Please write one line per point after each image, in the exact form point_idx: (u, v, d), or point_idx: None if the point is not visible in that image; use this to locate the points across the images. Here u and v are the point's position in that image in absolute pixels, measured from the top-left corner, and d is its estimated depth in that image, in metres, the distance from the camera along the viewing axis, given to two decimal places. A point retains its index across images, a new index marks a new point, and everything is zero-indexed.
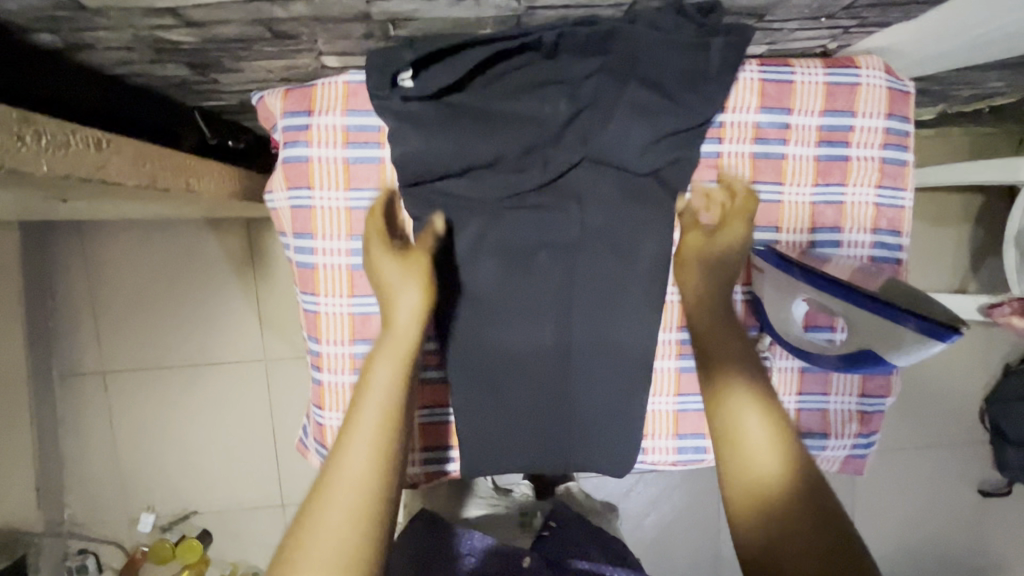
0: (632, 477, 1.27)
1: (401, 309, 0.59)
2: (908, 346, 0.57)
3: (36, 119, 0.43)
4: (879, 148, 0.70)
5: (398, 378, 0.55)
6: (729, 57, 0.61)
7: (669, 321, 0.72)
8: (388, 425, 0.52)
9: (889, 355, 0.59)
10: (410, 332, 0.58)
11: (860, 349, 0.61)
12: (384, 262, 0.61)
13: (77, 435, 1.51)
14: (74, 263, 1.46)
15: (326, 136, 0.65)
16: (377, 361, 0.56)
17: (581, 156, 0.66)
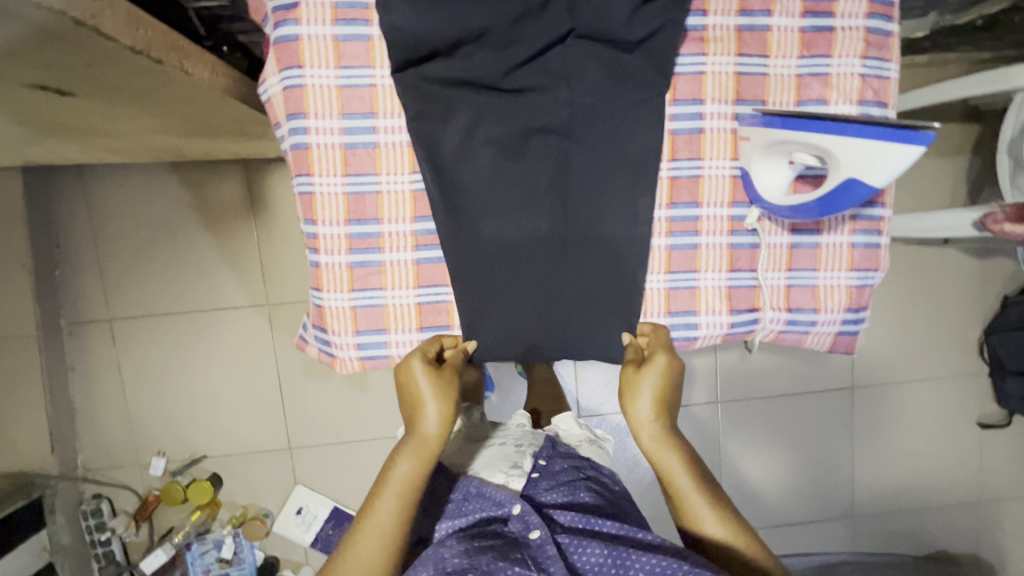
0: None
1: (430, 417, 0.70)
2: (889, 164, 0.58)
3: None
4: (863, 18, 0.70)
5: (411, 475, 0.70)
6: None
7: (660, 197, 0.73)
8: (409, 497, 0.69)
9: (873, 180, 0.59)
10: (423, 441, 0.71)
11: (845, 182, 0.61)
12: (422, 382, 0.70)
13: (87, 383, 1.55)
14: (78, 212, 1.48)
15: (315, 14, 0.66)
16: (401, 455, 0.70)
17: (569, 28, 0.66)
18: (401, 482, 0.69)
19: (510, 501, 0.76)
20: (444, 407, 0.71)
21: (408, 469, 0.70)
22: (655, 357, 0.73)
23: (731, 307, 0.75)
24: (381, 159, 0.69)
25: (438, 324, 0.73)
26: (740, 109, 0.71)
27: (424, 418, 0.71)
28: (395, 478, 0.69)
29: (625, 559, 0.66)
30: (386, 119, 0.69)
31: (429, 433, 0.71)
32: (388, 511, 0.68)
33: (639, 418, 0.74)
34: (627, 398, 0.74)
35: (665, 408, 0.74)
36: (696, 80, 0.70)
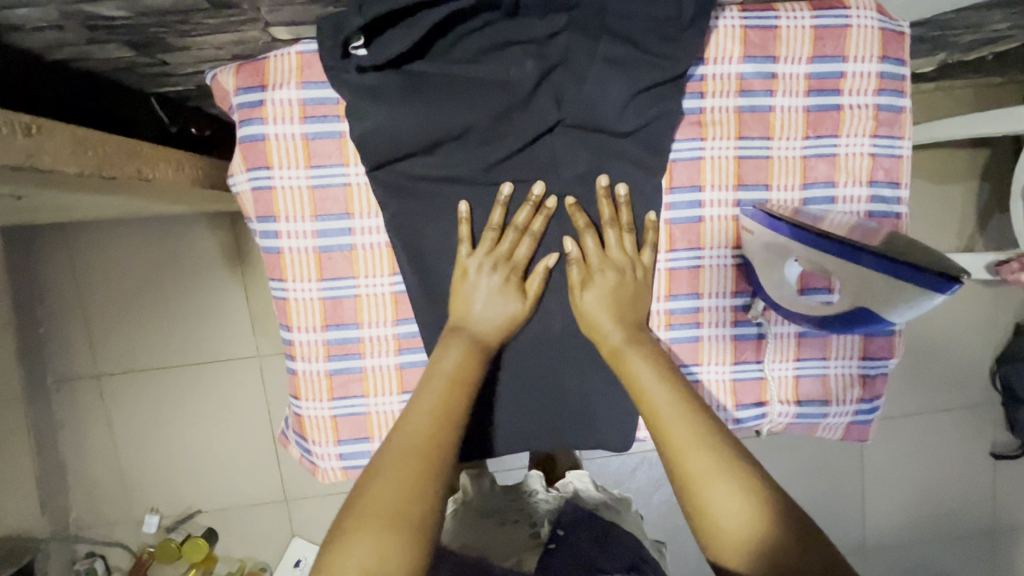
0: (637, 457, 1.25)
1: (490, 318, 0.62)
2: (906, 302, 0.53)
3: None
4: (873, 94, 0.65)
5: (458, 365, 0.59)
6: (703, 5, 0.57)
7: (659, 289, 0.68)
8: (451, 396, 0.57)
9: (886, 312, 0.56)
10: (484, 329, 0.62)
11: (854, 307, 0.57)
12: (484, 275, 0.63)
13: (76, 440, 1.51)
14: (60, 268, 1.44)
15: (283, 113, 0.61)
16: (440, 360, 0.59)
17: (557, 120, 0.61)
18: (446, 379, 0.58)
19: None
20: (506, 318, 0.63)
21: (456, 364, 0.59)
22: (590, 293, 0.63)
23: (736, 401, 0.71)
24: (358, 261, 0.65)
25: None
26: (742, 194, 0.67)
27: (484, 318, 0.62)
28: (439, 373, 0.58)
29: None
30: (362, 220, 0.64)
31: (484, 336, 0.62)
32: (426, 413, 0.55)
33: (637, 377, 0.60)
34: (600, 342, 0.63)
35: (617, 311, 0.63)
36: (694, 165, 0.66)
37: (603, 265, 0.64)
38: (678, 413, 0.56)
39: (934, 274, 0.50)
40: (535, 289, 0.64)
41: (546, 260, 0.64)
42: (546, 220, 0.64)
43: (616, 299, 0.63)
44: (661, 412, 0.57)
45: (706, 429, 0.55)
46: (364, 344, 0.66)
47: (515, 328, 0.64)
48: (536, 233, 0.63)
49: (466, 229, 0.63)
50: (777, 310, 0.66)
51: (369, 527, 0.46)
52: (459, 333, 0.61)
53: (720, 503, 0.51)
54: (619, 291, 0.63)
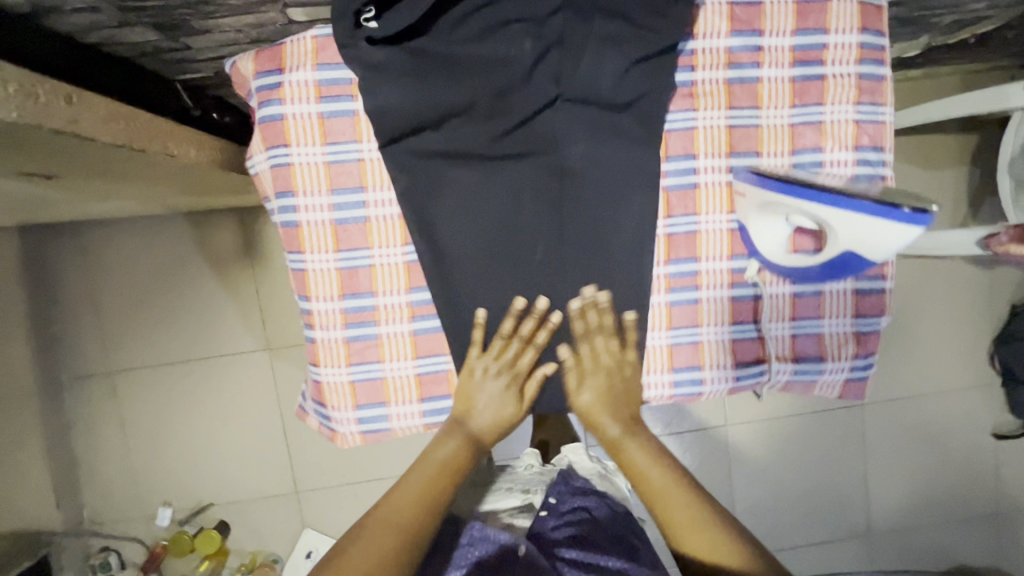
0: None
1: (487, 414, 0.70)
2: (890, 242, 0.58)
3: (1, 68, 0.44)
4: (855, 64, 0.69)
5: (448, 460, 0.70)
6: None
7: (659, 254, 0.71)
8: (441, 479, 0.70)
9: (871, 254, 0.60)
10: (480, 434, 0.71)
11: (841, 252, 0.62)
12: (484, 383, 0.69)
13: (89, 436, 1.53)
14: (74, 267, 1.48)
15: (299, 93, 0.65)
16: (441, 441, 0.71)
17: (556, 94, 0.65)
18: (437, 467, 0.70)
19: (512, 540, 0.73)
20: (502, 413, 0.71)
21: (449, 454, 0.70)
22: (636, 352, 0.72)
23: (734, 360, 0.74)
24: (373, 232, 0.68)
25: (438, 395, 0.71)
26: (734, 161, 0.70)
27: (478, 416, 0.70)
28: (434, 460, 0.71)
29: None
30: (376, 192, 0.68)
31: (478, 429, 0.71)
32: (416, 494, 0.69)
33: (635, 462, 0.75)
34: (600, 431, 0.75)
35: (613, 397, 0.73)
36: (688, 135, 0.69)
37: (594, 369, 0.71)
38: (664, 483, 0.74)
39: (910, 208, 0.56)
40: (533, 393, 0.71)
41: (528, 355, 0.70)
42: (551, 331, 0.70)
43: (612, 396, 0.73)
44: (656, 491, 0.73)
45: (699, 509, 0.72)
46: (379, 312, 0.69)
47: (510, 426, 0.72)
48: (541, 343, 0.70)
49: (533, 323, 0.69)
50: (772, 270, 0.70)
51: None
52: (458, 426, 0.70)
53: (690, 543, 0.70)
54: (613, 389, 0.72)
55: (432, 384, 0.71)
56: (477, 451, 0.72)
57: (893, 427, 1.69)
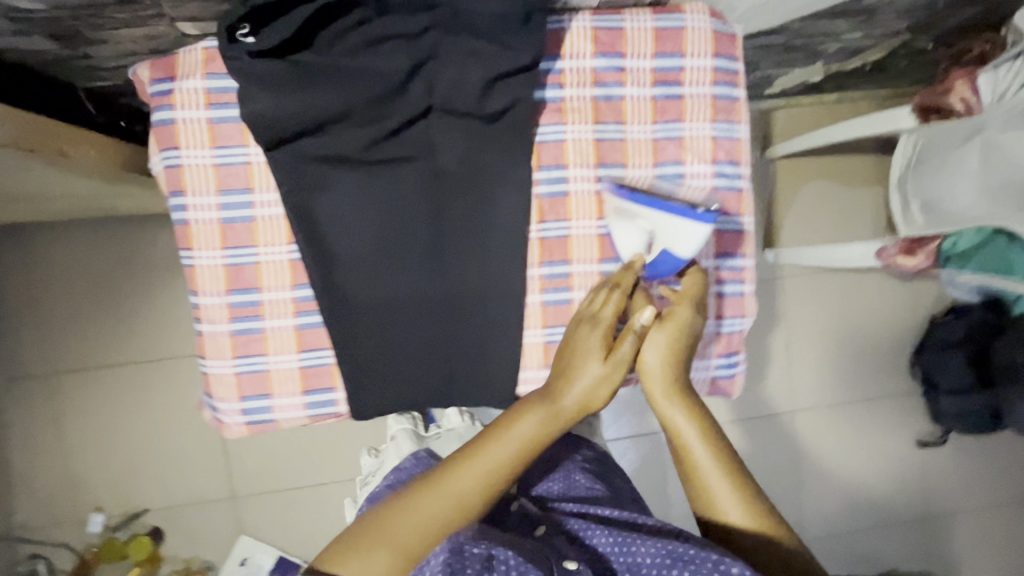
0: None
1: (575, 390, 0.66)
2: (692, 240, 0.73)
3: None
4: (710, 85, 0.76)
5: (534, 433, 0.64)
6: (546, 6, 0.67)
7: (533, 256, 0.76)
8: (525, 456, 0.64)
9: (681, 252, 0.73)
10: (569, 407, 0.65)
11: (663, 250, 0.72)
12: (588, 340, 0.68)
13: (23, 439, 1.53)
14: (14, 270, 1.49)
15: (189, 100, 0.70)
16: (529, 414, 0.65)
17: (428, 105, 0.70)
18: (522, 441, 0.64)
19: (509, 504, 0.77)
20: (597, 370, 0.66)
21: (529, 433, 0.64)
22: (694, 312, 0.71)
23: None
24: (258, 231, 0.72)
25: (322, 387, 0.75)
26: (602, 172, 0.76)
27: (567, 391, 0.66)
28: (505, 437, 0.64)
29: (630, 543, 0.62)
30: (262, 194, 0.72)
31: (564, 406, 0.65)
32: (479, 471, 0.62)
33: (672, 422, 0.68)
34: (651, 382, 0.69)
35: (680, 369, 0.68)
36: (558, 147, 0.75)
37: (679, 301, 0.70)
38: (700, 446, 0.66)
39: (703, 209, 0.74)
40: (625, 355, 0.67)
41: (641, 320, 0.67)
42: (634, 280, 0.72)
43: (672, 347, 0.68)
44: (700, 468, 0.65)
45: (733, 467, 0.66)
46: (263, 307, 0.73)
47: (604, 394, 0.68)
48: (621, 294, 0.71)
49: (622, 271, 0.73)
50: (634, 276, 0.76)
51: (378, 550, 0.58)
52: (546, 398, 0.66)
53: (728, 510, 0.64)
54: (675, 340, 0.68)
55: (316, 377, 0.75)
56: (558, 428, 0.65)
57: (823, 434, 1.74)
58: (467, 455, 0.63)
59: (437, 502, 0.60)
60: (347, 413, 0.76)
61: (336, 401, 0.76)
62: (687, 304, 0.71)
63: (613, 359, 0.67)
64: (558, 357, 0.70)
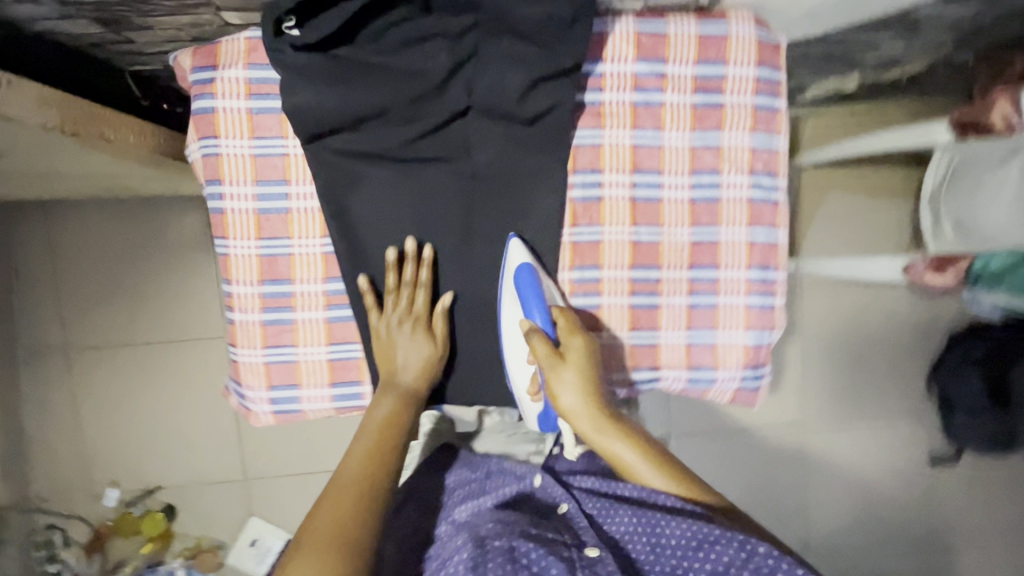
0: None
1: (410, 365, 0.73)
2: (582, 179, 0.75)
3: None
4: (751, 95, 0.75)
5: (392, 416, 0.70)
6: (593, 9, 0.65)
7: (564, 260, 0.76)
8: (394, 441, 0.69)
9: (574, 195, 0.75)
10: (410, 381, 0.73)
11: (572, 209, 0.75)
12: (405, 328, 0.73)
13: (42, 412, 1.56)
14: (38, 246, 1.51)
15: (230, 89, 0.70)
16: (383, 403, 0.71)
17: (468, 104, 0.69)
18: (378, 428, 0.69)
19: (531, 474, 0.77)
20: (425, 353, 0.74)
21: (388, 411, 0.71)
22: (568, 342, 0.72)
23: (631, 364, 0.79)
24: (293, 223, 0.73)
25: (350, 380, 0.76)
26: (637, 178, 0.75)
27: (405, 369, 0.73)
28: (371, 423, 0.70)
29: (658, 526, 0.62)
30: (298, 186, 0.72)
31: (410, 383, 0.73)
32: (360, 456, 0.67)
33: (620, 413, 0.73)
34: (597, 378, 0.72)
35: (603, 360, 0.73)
36: (595, 151, 0.74)
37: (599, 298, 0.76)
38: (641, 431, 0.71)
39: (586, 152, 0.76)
40: (442, 332, 0.75)
41: (442, 301, 0.74)
42: (432, 271, 0.74)
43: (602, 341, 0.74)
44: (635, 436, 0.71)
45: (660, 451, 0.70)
46: (297, 300, 0.74)
47: (432, 368, 0.74)
48: (426, 283, 0.73)
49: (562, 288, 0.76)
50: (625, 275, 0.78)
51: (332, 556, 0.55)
52: (389, 385, 0.72)
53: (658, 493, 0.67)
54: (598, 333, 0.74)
55: (344, 370, 0.76)
56: (417, 405, 0.73)
57: (833, 447, 1.73)
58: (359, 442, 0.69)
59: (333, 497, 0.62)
60: None
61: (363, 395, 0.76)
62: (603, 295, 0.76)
63: (437, 335, 0.74)
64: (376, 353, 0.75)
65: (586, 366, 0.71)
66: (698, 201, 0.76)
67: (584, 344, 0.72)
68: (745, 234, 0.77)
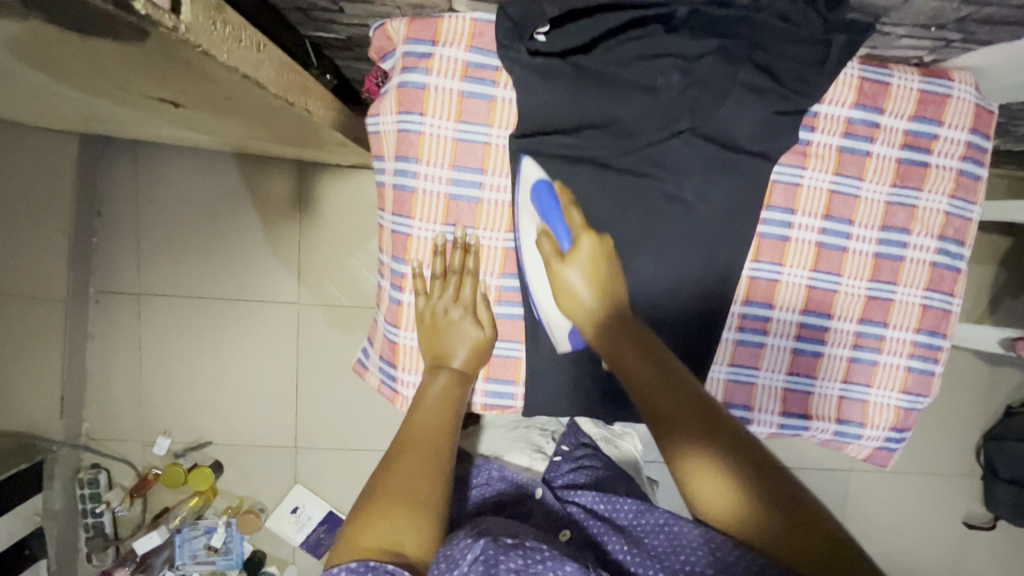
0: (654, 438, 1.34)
1: (460, 351, 0.74)
2: (769, 216, 0.75)
3: (226, 12, 0.49)
4: (958, 159, 0.75)
5: (440, 395, 0.71)
6: (847, 55, 0.68)
7: (739, 294, 0.77)
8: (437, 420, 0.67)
9: (762, 230, 0.75)
10: (461, 357, 0.74)
11: (758, 235, 0.76)
12: (459, 318, 0.75)
13: (106, 351, 1.55)
14: (125, 187, 1.49)
15: (446, 68, 0.71)
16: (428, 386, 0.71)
17: (688, 127, 0.70)
18: (434, 400, 0.70)
19: (534, 485, 0.80)
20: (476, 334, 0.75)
21: (442, 389, 0.71)
22: (580, 242, 0.69)
23: (783, 408, 0.79)
24: (482, 214, 0.76)
25: (503, 378, 0.80)
26: (828, 224, 0.76)
27: (454, 354, 0.75)
28: (435, 388, 0.71)
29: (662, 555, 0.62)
30: (493, 176, 0.75)
31: (459, 367, 0.74)
32: (432, 415, 0.68)
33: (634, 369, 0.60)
34: (575, 306, 0.69)
35: (603, 279, 0.68)
36: (792, 190, 0.75)
37: (580, 231, 0.69)
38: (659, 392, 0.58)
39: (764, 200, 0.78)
40: (488, 318, 0.77)
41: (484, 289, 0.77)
42: (477, 259, 0.76)
43: (598, 276, 0.68)
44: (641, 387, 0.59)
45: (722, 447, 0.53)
46: (455, 300, 0.75)
47: (485, 352, 0.76)
48: (473, 271, 0.76)
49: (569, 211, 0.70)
50: (793, 314, 0.77)
51: (393, 512, 0.55)
52: (438, 365, 0.74)
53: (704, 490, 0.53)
54: (597, 261, 0.69)
55: (500, 366, 0.79)
56: (467, 385, 0.74)
57: (877, 500, 1.71)
58: (405, 437, 0.64)
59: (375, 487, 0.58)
60: (521, 407, 0.81)
61: (516, 395, 0.80)
62: (586, 235, 0.69)
63: (485, 322, 0.76)
64: (421, 333, 0.76)
65: (598, 266, 0.69)
66: (882, 256, 0.76)
67: (595, 245, 0.69)
68: (921, 296, 0.77)
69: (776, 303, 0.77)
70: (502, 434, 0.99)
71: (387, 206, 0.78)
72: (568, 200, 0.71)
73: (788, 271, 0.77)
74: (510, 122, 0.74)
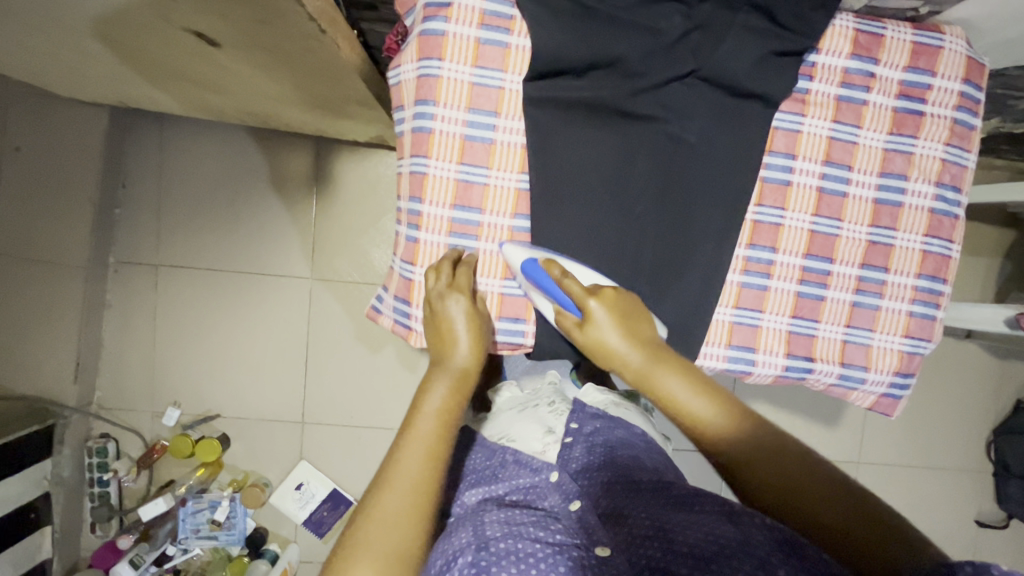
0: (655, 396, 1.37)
1: (462, 340, 0.74)
2: (771, 160, 0.78)
3: None
4: (952, 108, 0.78)
5: (446, 400, 0.68)
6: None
7: (744, 237, 0.79)
8: (445, 425, 0.66)
9: (764, 173, 0.78)
10: (464, 359, 0.73)
11: (760, 178, 0.78)
12: (452, 315, 0.75)
13: (121, 321, 1.58)
14: (149, 159, 1.55)
15: (464, 16, 0.75)
16: (434, 380, 0.71)
17: (694, 68, 0.74)
18: (435, 412, 0.67)
19: (547, 468, 0.72)
20: (474, 335, 0.75)
21: (442, 396, 0.69)
22: (588, 308, 0.69)
23: (788, 350, 0.80)
24: (495, 155, 0.79)
25: (514, 316, 0.82)
26: (828, 169, 0.78)
27: (454, 347, 0.74)
28: (429, 409, 0.67)
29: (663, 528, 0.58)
30: (506, 120, 0.78)
31: (462, 363, 0.73)
32: (422, 454, 0.63)
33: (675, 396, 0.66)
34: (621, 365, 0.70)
35: (624, 327, 0.69)
36: (792, 136, 0.78)
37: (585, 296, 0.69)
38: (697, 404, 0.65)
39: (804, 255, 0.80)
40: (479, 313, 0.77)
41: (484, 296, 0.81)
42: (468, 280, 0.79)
43: (619, 324, 0.69)
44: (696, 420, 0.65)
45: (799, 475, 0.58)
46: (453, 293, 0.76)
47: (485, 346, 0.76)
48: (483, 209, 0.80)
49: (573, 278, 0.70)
50: (794, 257, 0.79)
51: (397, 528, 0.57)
52: (439, 363, 0.73)
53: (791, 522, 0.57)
54: (617, 316, 0.70)
55: (512, 305, 0.82)
56: (468, 386, 0.72)
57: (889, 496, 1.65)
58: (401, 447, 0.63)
59: (381, 503, 0.58)
60: (532, 343, 0.83)
61: (526, 332, 0.82)
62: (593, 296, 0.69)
63: (478, 317, 0.76)
64: (432, 338, 0.76)
65: (618, 316, 0.70)
66: (881, 202, 0.79)
67: (607, 298, 0.70)
68: (920, 242, 0.80)
69: (779, 247, 0.79)
70: (511, 417, 0.89)
71: (405, 151, 0.81)
72: (558, 271, 0.71)
73: (790, 216, 0.79)
74: (523, 68, 0.77)
